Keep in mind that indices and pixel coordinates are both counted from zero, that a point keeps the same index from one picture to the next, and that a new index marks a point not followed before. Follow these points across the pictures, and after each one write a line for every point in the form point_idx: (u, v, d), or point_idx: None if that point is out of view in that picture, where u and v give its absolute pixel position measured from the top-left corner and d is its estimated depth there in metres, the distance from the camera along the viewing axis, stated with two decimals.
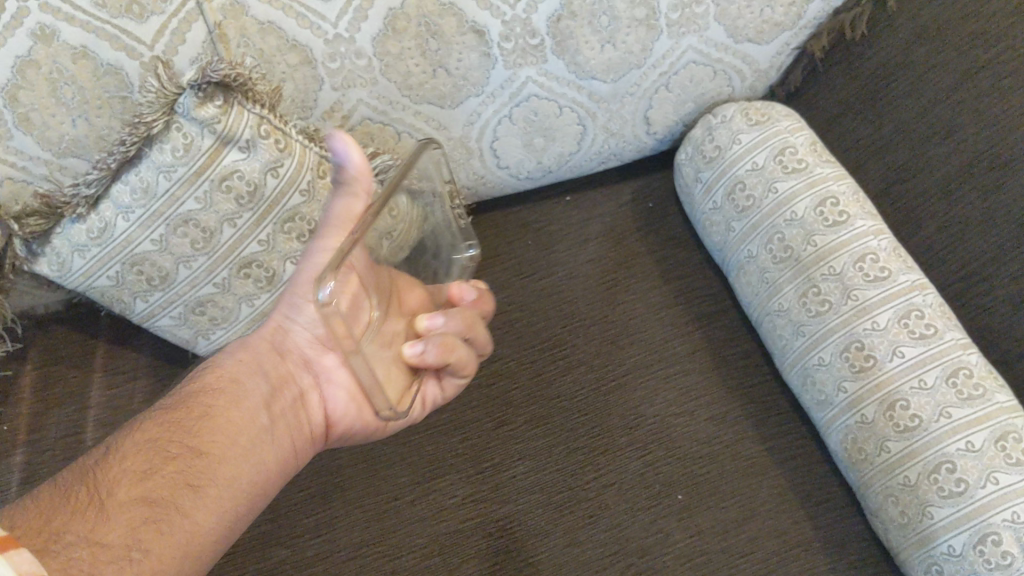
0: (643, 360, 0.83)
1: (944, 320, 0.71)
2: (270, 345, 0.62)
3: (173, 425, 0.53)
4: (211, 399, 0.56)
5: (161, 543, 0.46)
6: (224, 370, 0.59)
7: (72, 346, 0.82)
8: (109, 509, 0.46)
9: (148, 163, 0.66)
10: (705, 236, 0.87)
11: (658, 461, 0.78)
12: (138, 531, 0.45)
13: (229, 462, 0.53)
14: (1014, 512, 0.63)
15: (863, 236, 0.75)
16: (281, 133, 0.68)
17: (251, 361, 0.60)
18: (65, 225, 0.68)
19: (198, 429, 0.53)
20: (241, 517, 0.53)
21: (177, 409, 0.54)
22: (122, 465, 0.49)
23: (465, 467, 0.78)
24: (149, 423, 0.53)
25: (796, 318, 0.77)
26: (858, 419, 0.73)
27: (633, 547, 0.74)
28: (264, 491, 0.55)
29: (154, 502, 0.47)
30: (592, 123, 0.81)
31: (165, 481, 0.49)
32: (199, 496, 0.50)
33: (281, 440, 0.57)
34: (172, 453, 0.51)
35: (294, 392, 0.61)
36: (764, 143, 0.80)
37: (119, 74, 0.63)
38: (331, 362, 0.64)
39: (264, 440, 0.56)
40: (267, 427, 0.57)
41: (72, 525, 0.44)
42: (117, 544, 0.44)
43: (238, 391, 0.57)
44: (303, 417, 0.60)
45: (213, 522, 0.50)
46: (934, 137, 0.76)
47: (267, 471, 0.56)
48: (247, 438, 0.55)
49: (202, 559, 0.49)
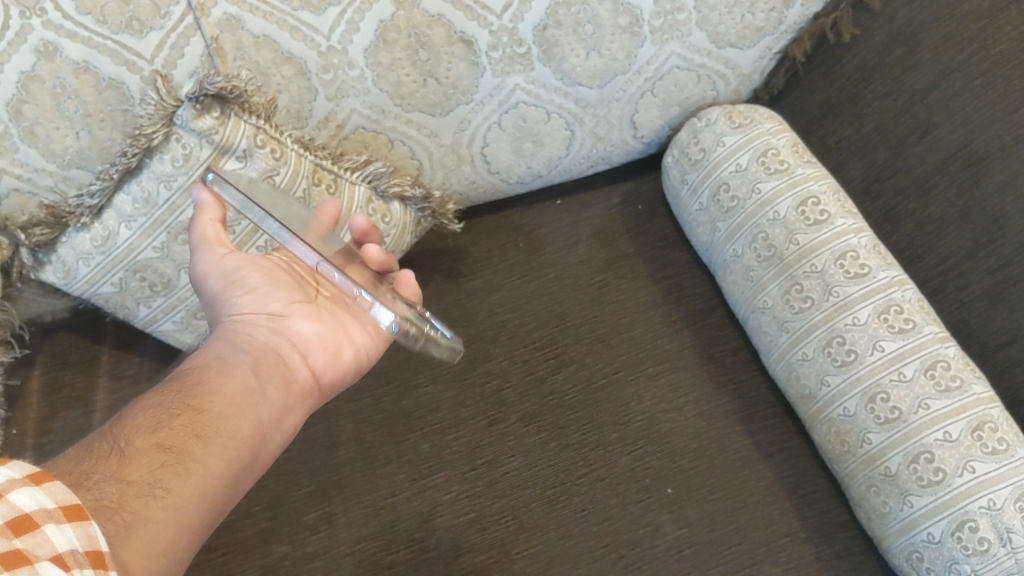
0: (632, 358, 0.85)
1: (922, 314, 0.73)
2: (234, 330, 0.61)
3: (169, 394, 0.53)
4: (203, 373, 0.56)
5: (180, 483, 0.47)
6: (203, 357, 0.58)
7: (82, 351, 0.84)
8: (130, 454, 0.47)
9: (149, 173, 0.68)
10: (692, 236, 0.89)
11: (647, 456, 0.80)
12: (159, 469, 0.47)
13: (230, 414, 0.53)
14: (990, 499, 0.65)
15: (843, 233, 0.77)
16: (277, 142, 0.71)
17: (227, 342, 0.60)
18: (70, 233, 0.71)
19: (192, 395, 0.53)
20: (248, 469, 0.53)
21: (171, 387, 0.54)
22: (132, 422, 0.50)
23: (460, 464, 0.81)
24: (150, 396, 0.53)
25: (780, 315, 0.79)
26: (840, 412, 0.75)
27: (623, 539, 0.77)
28: (263, 448, 0.55)
29: (171, 448, 0.48)
30: (580, 128, 0.83)
31: (175, 431, 0.50)
32: (210, 443, 0.50)
33: (270, 397, 0.57)
34: (175, 411, 0.51)
35: (273, 356, 0.60)
36: (748, 145, 0.83)
37: (120, 88, 0.65)
38: (296, 326, 0.64)
39: (257, 401, 0.56)
40: (259, 387, 0.57)
41: (102, 465, 0.45)
42: (141, 481, 0.45)
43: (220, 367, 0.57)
44: (289, 371, 0.61)
45: (222, 470, 0.50)
46: (912, 138, 0.78)
47: (265, 428, 0.56)
48: (246, 396, 0.55)
49: (216, 502, 0.49)
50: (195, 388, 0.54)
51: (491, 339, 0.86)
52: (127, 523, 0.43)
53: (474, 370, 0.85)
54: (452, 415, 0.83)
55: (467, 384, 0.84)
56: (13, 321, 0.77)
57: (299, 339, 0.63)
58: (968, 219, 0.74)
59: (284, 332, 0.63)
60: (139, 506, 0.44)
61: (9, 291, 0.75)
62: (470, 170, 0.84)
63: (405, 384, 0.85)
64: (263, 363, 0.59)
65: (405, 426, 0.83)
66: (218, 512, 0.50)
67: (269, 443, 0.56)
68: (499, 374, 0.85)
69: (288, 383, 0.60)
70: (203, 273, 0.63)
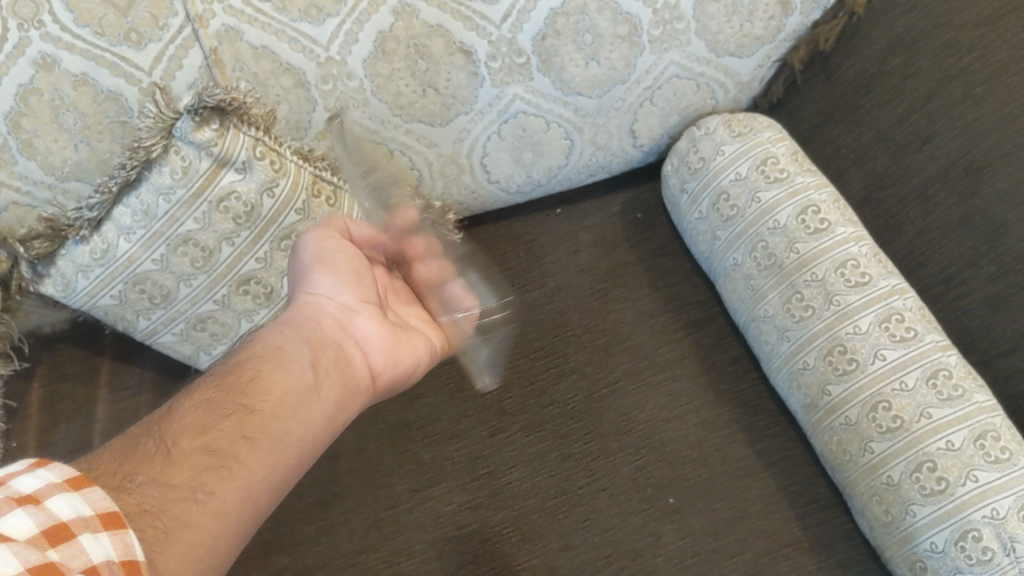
0: (635, 367, 0.85)
1: (923, 323, 0.73)
2: (302, 314, 0.61)
3: (224, 389, 0.53)
4: (263, 362, 0.56)
5: (221, 488, 0.48)
6: (267, 340, 0.58)
7: (81, 363, 0.84)
8: (174, 456, 0.48)
9: (148, 186, 0.68)
10: (692, 244, 0.89)
11: (649, 465, 0.80)
12: (202, 473, 0.47)
13: (279, 416, 0.53)
14: (993, 508, 0.65)
15: (844, 242, 0.77)
16: (277, 154, 0.70)
17: (292, 330, 0.59)
18: (69, 246, 0.71)
19: (247, 390, 0.53)
20: (292, 472, 0.54)
21: (228, 376, 0.54)
22: (180, 421, 0.50)
23: (461, 475, 0.80)
24: (204, 387, 0.53)
25: (781, 324, 0.79)
26: (842, 421, 0.75)
27: (626, 549, 0.77)
28: (310, 451, 0.55)
29: (217, 451, 0.49)
30: (579, 137, 0.83)
31: (222, 433, 0.50)
32: (257, 447, 0.51)
33: (327, 398, 0.57)
34: (225, 412, 0.51)
35: (338, 353, 0.60)
36: (747, 153, 0.83)
37: (119, 100, 0.65)
38: (361, 323, 0.64)
39: (312, 400, 0.56)
40: (315, 385, 0.57)
41: (146, 466, 0.46)
42: (184, 484, 0.46)
43: (282, 358, 0.57)
44: (350, 371, 0.60)
45: (264, 475, 0.51)
46: (911, 145, 0.78)
47: (315, 431, 0.55)
48: (298, 398, 0.55)
49: (256, 506, 0.50)
50: (252, 381, 0.54)
51: None
52: (166, 529, 0.44)
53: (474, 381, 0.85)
54: (454, 425, 0.83)
55: (468, 395, 0.84)
56: (13, 334, 0.76)
57: (364, 337, 0.63)
58: (969, 226, 0.74)
59: (350, 327, 0.63)
60: (179, 511, 0.45)
61: (8, 303, 0.75)
62: (470, 179, 0.83)
63: (405, 394, 0.84)
64: (324, 358, 0.59)
65: (406, 436, 0.82)
66: (256, 517, 0.51)
67: (317, 446, 0.56)
68: (500, 384, 0.84)
69: (346, 381, 0.59)
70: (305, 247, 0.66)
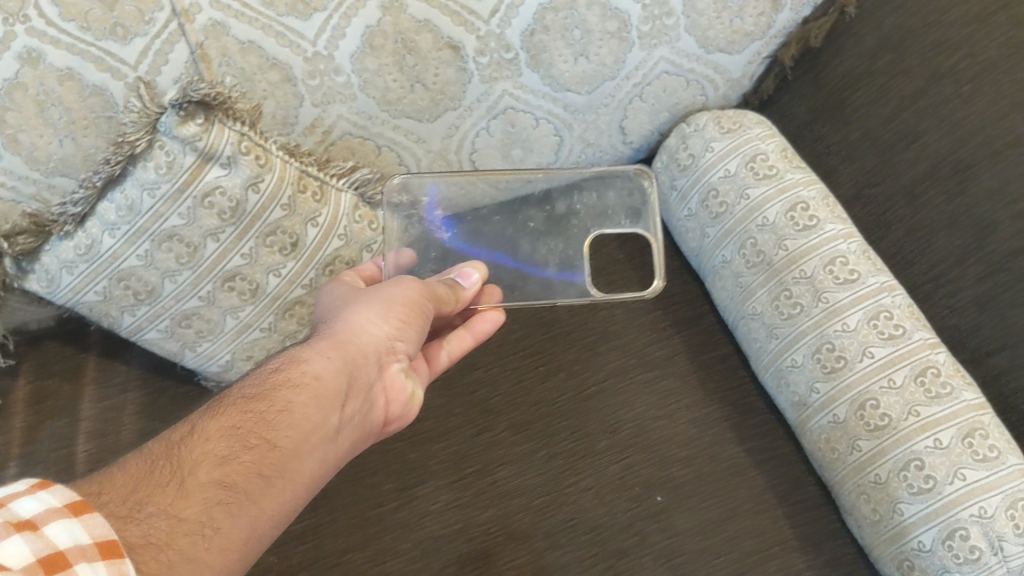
0: (623, 365, 0.85)
1: (912, 321, 0.73)
2: (348, 341, 0.57)
3: (250, 414, 0.49)
4: (297, 388, 0.51)
5: (230, 526, 0.45)
6: (308, 359, 0.54)
7: (67, 360, 0.81)
8: (188, 487, 0.44)
9: (132, 181, 0.67)
10: (682, 242, 0.88)
11: (636, 464, 0.80)
12: (213, 508, 0.44)
13: (299, 455, 0.50)
14: (981, 507, 0.66)
15: (833, 239, 0.76)
16: (262, 148, 0.70)
17: (339, 352, 0.55)
18: (54, 242, 0.71)
19: (276, 421, 0.49)
20: (296, 509, 0.51)
21: (257, 398, 0.50)
22: (202, 443, 0.46)
23: (447, 473, 0.81)
24: (233, 406, 0.49)
25: (770, 321, 0.79)
26: (831, 419, 0.74)
27: (611, 549, 0.77)
28: (315, 488, 0.53)
29: (230, 486, 0.46)
30: (569, 134, 0.83)
31: (241, 467, 0.47)
32: (271, 487, 0.48)
33: (342, 443, 0.54)
34: (246, 443, 0.48)
35: (368, 392, 0.58)
36: (736, 151, 0.82)
37: (104, 95, 0.64)
38: (394, 368, 0.60)
39: (332, 440, 0.53)
40: (336, 430, 0.53)
41: (157, 496, 0.43)
42: (192, 519, 0.43)
43: (318, 385, 0.52)
44: (369, 412, 0.58)
45: (269, 515, 0.48)
46: (899, 144, 0.78)
47: (326, 471, 0.53)
48: (321, 438, 0.52)
49: (258, 547, 0.47)
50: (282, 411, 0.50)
51: (480, 348, 0.86)
52: (170, 563, 0.41)
53: (461, 380, 0.85)
54: (441, 425, 0.83)
55: (455, 393, 0.84)
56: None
57: (390, 382, 0.60)
58: (954, 227, 0.75)
59: (384, 366, 0.59)
60: (184, 545, 0.42)
61: None
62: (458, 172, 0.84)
63: None
64: (353, 395, 0.55)
65: (394, 435, 0.82)
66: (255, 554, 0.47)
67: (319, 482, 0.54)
68: (487, 382, 0.85)
69: (361, 422, 0.57)
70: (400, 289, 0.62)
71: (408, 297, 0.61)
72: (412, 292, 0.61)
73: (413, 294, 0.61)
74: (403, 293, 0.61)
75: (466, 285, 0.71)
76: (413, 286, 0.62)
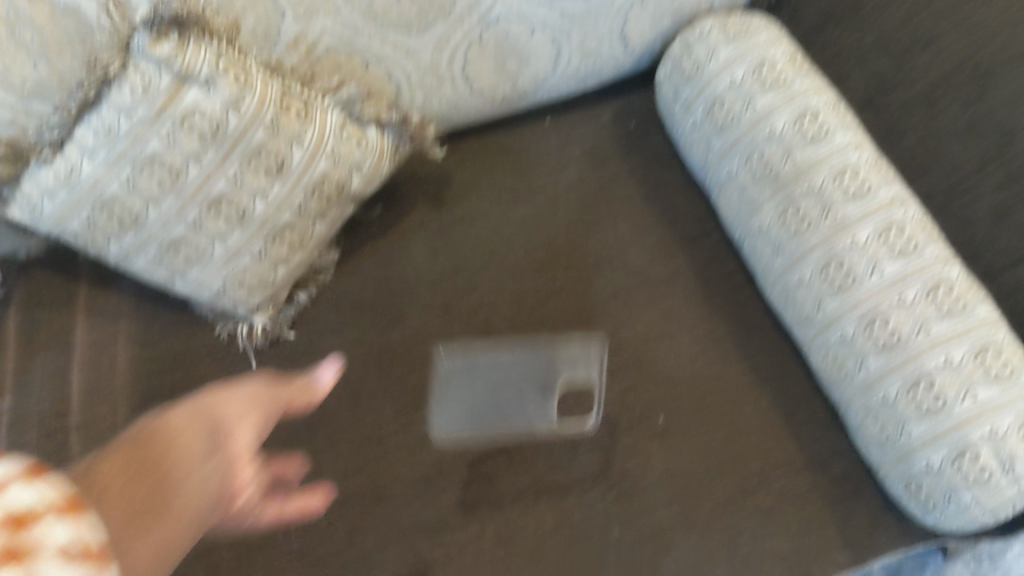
0: (625, 283, 0.84)
1: (924, 234, 0.70)
2: (197, 412, 0.59)
3: (138, 460, 0.54)
4: (169, 441, 0.56)
5: (131, 552, 0.48)
6: (161, 423, 0.57)
7: (57, 289, 0.82)
8: (103, 501, 0.49)
9: (109, 104, 0.64)
10: (687, 154, 0.85)
11: (639, 385, 0.79)
12: (108, 516, 0.48)
13: (185, 495, 0.54)
14: (992, 427, 0.63)
15: (843, 150, 0.73)
16: (240, 67, 0.67)
17: (193, 419, 0.58)
18: (32, 168, 0.67)
19: (162, 474, 0.54)
20: (188, 541, 0.54)
21: (130, 450, 0.55)
22: (100, 470, 0.51)
23: (445, 396, 0.79)
24: (120, 457, 0.54)
25: (776, 237, 0.76)
26: (838, 337, 0.72)
27: (614, 471, 0.76)
28: (206, 520, 0.56)
29: (139, 514, 0.50)
30: (566, 43, 0.80)
31: (139, 497, 0.51)
32: (163, 530, 0.51)
33: (231, 485, 0.58)
34: (133, 484, 0.52)
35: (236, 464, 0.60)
36: (743, 57, 0.78)
37: (77, 15, 0.60)
38: (252, 446, 0.63)
39: (206, 484, 0.56)
40: (204, 485, 0.56)
41: (91, 491, 0.48)
42: (116, 532, 0.48)
43: (190, 446, 0.57)
44: (232, 492, 0.60)
45: (165, 546, 0.51)
46: (914, 48, 0.75)
47: (212, 513, 0.56)
48: (212, 483, 0.56)
49: (166, 557, 0.51)
50: (161, 463, 0.55)
51: (480, 267, 0.85)
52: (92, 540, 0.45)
53: (461, 302, 0.83)
54: (439, 348, 0.81)
55: (454, 316, 0.83)
56: None
57: (250, 447, 0.63)
58: (975, 133, 0.71)
59: (239, 435, 0.61)
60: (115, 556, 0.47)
61: None
62: (451, 91, 0.80)
63: (391, 315, 0.83)
64: (228, 451, 0.60)
65: (392, 358, 0.81)
66: (169, 557, 0.51)
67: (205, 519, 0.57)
68: (488, 303, 0.83)
69: (231, 500, 0.61)
70: (252, 383, 0.65)
71: (255, 392, 0.64)
72: (258, 387, 0.64)
73: (258, 385, 0.65)
74: (238, 404, 0.63)
75: (261, 412, 0.63)
76: (261, 378, 0.65)
